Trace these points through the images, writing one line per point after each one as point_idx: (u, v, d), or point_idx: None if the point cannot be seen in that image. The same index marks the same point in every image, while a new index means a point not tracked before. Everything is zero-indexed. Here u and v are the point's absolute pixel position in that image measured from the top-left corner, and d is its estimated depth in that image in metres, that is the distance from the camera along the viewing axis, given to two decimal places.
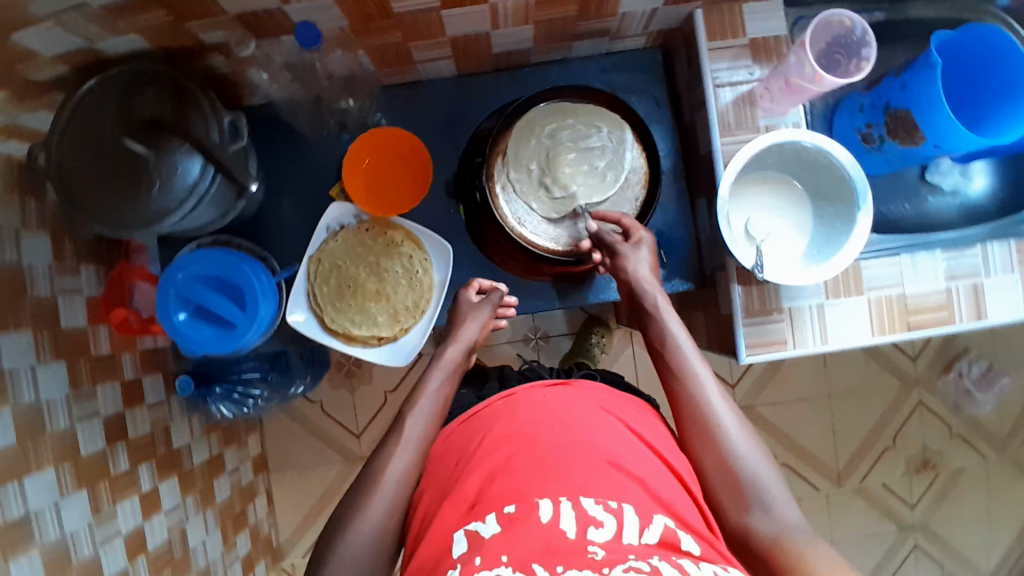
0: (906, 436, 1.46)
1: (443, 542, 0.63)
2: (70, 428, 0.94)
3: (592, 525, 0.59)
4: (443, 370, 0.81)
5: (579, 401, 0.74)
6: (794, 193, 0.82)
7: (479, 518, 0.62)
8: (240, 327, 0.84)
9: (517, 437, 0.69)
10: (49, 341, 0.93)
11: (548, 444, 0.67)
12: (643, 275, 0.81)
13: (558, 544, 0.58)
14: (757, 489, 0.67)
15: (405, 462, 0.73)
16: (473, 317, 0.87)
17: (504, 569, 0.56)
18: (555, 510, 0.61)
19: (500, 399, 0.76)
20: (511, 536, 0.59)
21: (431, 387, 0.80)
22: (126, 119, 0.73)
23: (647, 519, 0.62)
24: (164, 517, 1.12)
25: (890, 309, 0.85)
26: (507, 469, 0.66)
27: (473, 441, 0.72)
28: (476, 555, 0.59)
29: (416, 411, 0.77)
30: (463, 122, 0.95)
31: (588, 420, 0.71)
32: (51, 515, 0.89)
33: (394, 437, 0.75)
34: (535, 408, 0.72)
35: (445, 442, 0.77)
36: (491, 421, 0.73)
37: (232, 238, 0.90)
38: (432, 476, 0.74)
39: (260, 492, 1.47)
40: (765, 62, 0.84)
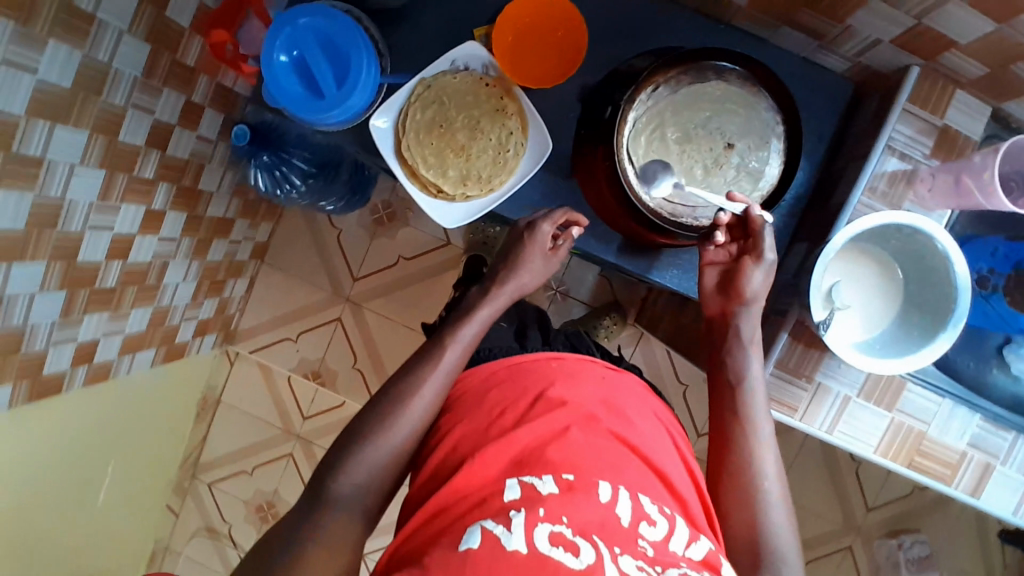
0: (819, 567, 1.45)
1: (492, 480, 0.65)
2: (120, 108, 0.90)
3: (646, 522, 0.61)
4: (495, 304, 0.82)
5: (640, 406, 0.77)
6: (891, 285, 0.78)
7: (536, 474, 0.64)
8: (325, 102, 0.81)
9: (580, 407, 0.72)
10: (149, 17, 0.90)
11: (604, 430, 0.70)
12: (758, 299, 0.78)
13: (612, 525, 0.59)
14: (780, 561, 0.68)
15: (433, 392, 0.74)
16: (543, 262, 0.85)
17: (564, 528, 0.57)
18: (613, 495, 0.63)
19: (551, 357, 0.79)
20: (572, 502, 0.60)
21: (481, 311, 0.81)
22: None
23: (694, 535, 0.63)
24: (155, 240, 1.13)
25: (903, 438, 0.83)
26: (563, 438, 0.68)
27: (527, 385, 0.74)
28: (537, 505, 0.59)
29: (462, 338, 0.78)
30: (633, 39, 0.89)
31: (650, 432, 0.74)
32: (62, 172, 0.84)
33: (430, 360, 0.75)
34: (596, 384, 0.76)
35: (488, 375, 0.78)
36: (547, 372, 0.76)
37: (362, 18, 0.85)
38: (468, 409, 0.75)
39: (246, 273, 1.49)
40: (943, 154, 0.79)
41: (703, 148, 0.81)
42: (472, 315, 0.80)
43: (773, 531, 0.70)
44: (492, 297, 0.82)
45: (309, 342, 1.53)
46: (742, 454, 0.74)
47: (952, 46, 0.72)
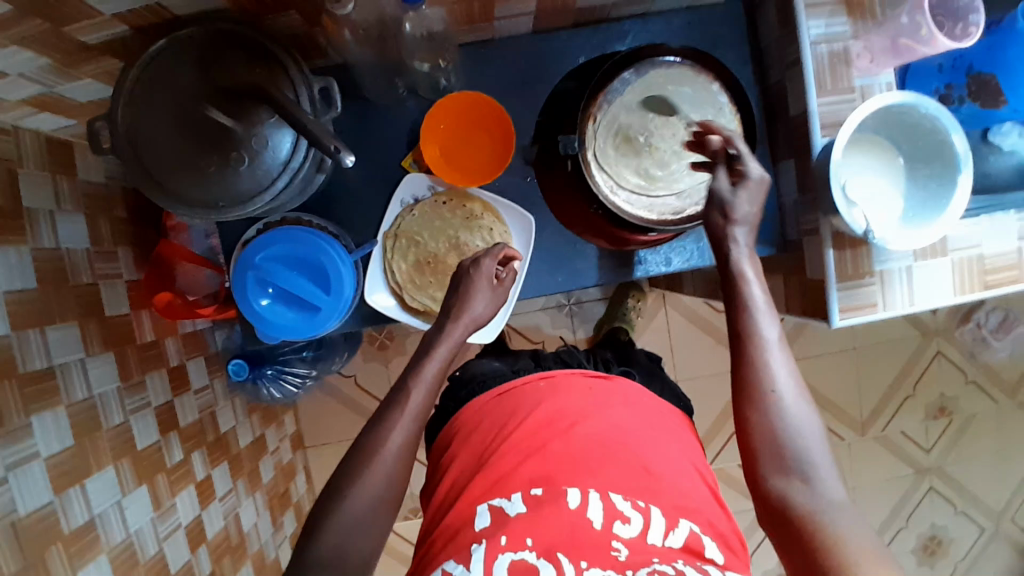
0: (925, 385, 1.51)
1: (468, 511, 0.71)
2: (125, 422, 0.93)
3: (620, 520, 0.67)
4: (450, 341, 0.75)
5: (628, 394, 0.80)
6: (893, 159, 0.81)
7: (506, 496, 0.70)
8: (324, 310, 0.78)
9: (560, 420, 0.76)
10: (96, 329, 0.90)
11: (584, 435, 0.74)
12: (740, 229, 0.74)
13: (583, 537, 0.66)
14: (805, 458, 0.66)
15: (406, 434, 0.71)
16: (485, 294, 0.78)
17: (528, 553, 0.65)
18: (583, 499, 0.68)
19: (540, 379, 0.83)
20: (540, 521, 0.67)
21: (438, 351, 0.75)
22: (208, 84, 0.66)
23: (672, 520, 0.68)
24: (219, 505, 1.11)
25: (970, 270, 0.87)
26: (541, 454, 0.72)
27: (510, 418, 0.78)
28: (501, 534, 0.67)
29: (425, 379, 0.74)
30: (539, 83, 0.89)
31: (631, 412, 0.78)
32: (115, 515, 0.88)
33: (397, 405, 0.72)
34: (580, 395, 0.79)
35: (476, 415, 0.82)
36: (533, 402, 0.79)
37: (304, 216, 0.84)
38: (465, 443, 0.80)
39: (299, 469, 1.44)
40: (860, 20, 0.80)
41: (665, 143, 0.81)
42: (429, 352, 0.75)
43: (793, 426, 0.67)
44: (446, 334, 0.75)
45: None
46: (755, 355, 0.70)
47: None
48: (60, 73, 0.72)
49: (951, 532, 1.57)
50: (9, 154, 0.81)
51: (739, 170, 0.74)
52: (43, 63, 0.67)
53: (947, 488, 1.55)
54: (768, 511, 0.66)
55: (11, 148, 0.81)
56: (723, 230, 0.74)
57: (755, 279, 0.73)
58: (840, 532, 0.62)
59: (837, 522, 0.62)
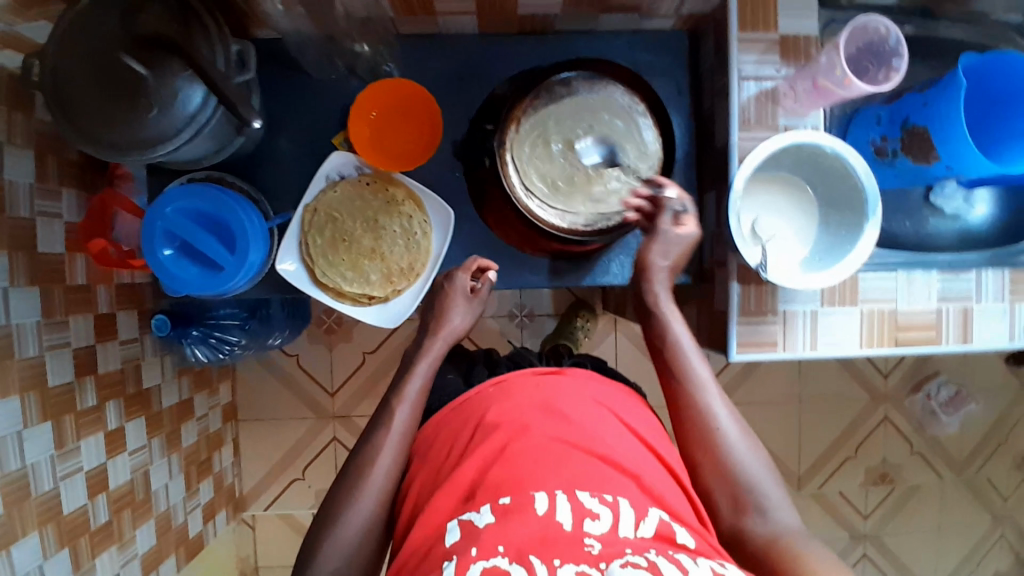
0: (869, 449, 1.48)
1: (437, 531, 0.66)
2: (39, 357, 0.95)
3: (589, 518, 0.62)
4: (429, 356, 0.82)
5: (578, 395, 0.77)
6: (806, 199, 0.82)
7: (474, 508, 0.65)
8: (227, 271, 0.80)
9: (512, 424, 0.73)
10: (24, 264, 0.93)
11: (541, 435, 0.71)
12: (659, 266, 0.79)
13: (554, 535, 0.61)
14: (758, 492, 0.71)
15: (391, 459, 0.75)
16: (466, 306, 0.85)
17: (501, 560, 0.58)
18: (550, 501, 0.63)
19: (492, 386, 0.81)
20: (507, 527, 0.61)
21: (418, 368, 0.81)
22: (127, 35, 0.67)
23: (641, 512, 0.65)
24: (128, 458, 1.12)
25: (880, 323, 0.86)
26: (503, 457, 0.69)
27: (465, 430, 0.76)
28: (472, 546, 0.60)
29: (409, 394, 0.79)
30: (475, 78, 0.90)
31: (594, 419, 0.75)
32: (13, 443, 0.89)
33: (382, 425, 0.77)
34: (531, 394, 0.77)
35: (433, 431, 0.81)
36: (485, 408, 0.77)
37: (225, 177, 0.85)
38: (425, 460, 0.78)
39: (226, 441, 1.45)
40: (793, 62, 0.83)
41: (584, 154, 0.82)
42: (410, 371, 0.81)
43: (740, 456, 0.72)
44: (426, 351, 0.82)
45: (317, 473, 1.51)
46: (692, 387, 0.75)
47: None
48: None
49: None
50: None
51: (659, 204, 0.79)
52: None
53: (881, 559, 1.50)
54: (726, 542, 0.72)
55: None
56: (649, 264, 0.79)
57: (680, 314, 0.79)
58: (801, 548, 0.66)
59: (794, 544, 0.67)
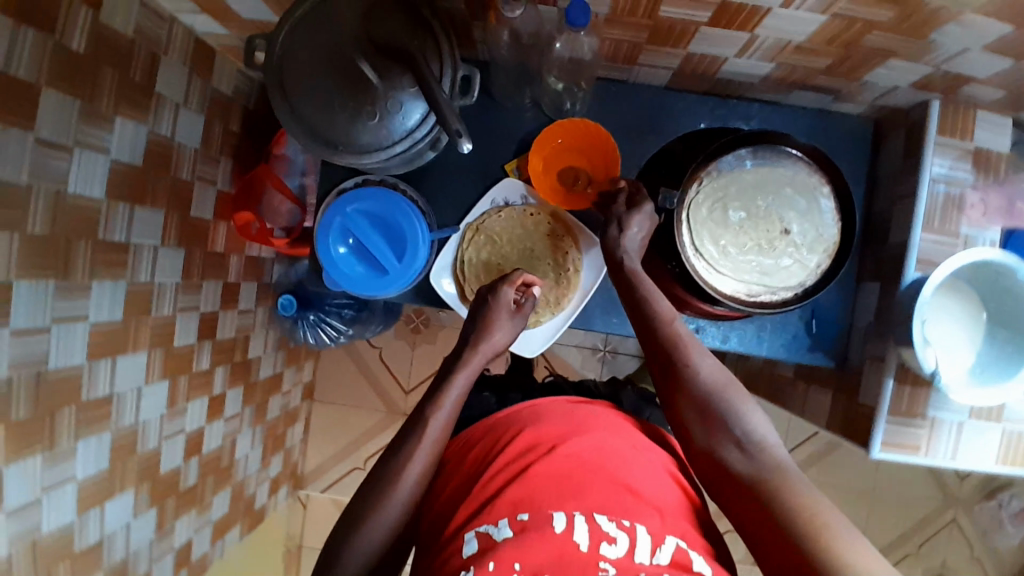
0: (930, 549, 1.46)
1: (454, 540, 0.66)
2: (171, 317, 0.96)
3: (606, 541, 0.62)
4: (469, 368, 0.77)
5: (609, 428, 0.76)
6: (977, 311, 0.80)
7: (492, 521, 0.65)
8: (391, 276, 0.81)
9: (542, 446, 0.72)
10: (176, 224, 0.95)
11: (567, 456, 0.70)
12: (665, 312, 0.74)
13: (570, 554, 0.61)
14: (758, 445, 0.66)
15: (423, 463, 0.70)
16: (509, 321, 0.81)
17: None
18: (569, 522, 0.64)
19: (525, 407, 0.81)
20: (525, 545, 0.62)
21: (456, 382, 0.76)
22: (366, 41, 0.68)
23: (659, 539, 0.64)
24: (223, 424, 1.14)
25: (1019, 445, 0.84)
26: (525, 472, 0.68)
27: (495, 441, 0.76)
28: (489, 559, 0.61)
29: (449, 400, 0.74)
30: (658, 130, 0.90)
31: (616, 444, 0.74)
32: (132, 399, 0.91)
33: (415, 431, 0.72)
34: (564, 418, 0.77)
35: (466, 442, 0.80)
36: (520, 424, 0.77)
37: (400, 184, 0.87)
38: (451, 467, 0.77)
39: (300, 417, 1.47)
40: (984, 173, 0.81)
41: (761, 225, 0.81)
42: (449, 380, 0.76)
43: (743, 422, 0.67)
44: (465, 362, 0.77)
45: None
46: (685, 367, 0.70)
47: (969, 82, 0.74)
48: None
49: None
50: (160, 42, 0.86)
51: (636, 202, 0.80)
52: None
53: None
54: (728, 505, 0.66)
55: (161, 36, 0.86)
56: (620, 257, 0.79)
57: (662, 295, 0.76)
58: (798, 499, 0.61)
59: (792, 485, 0.62)
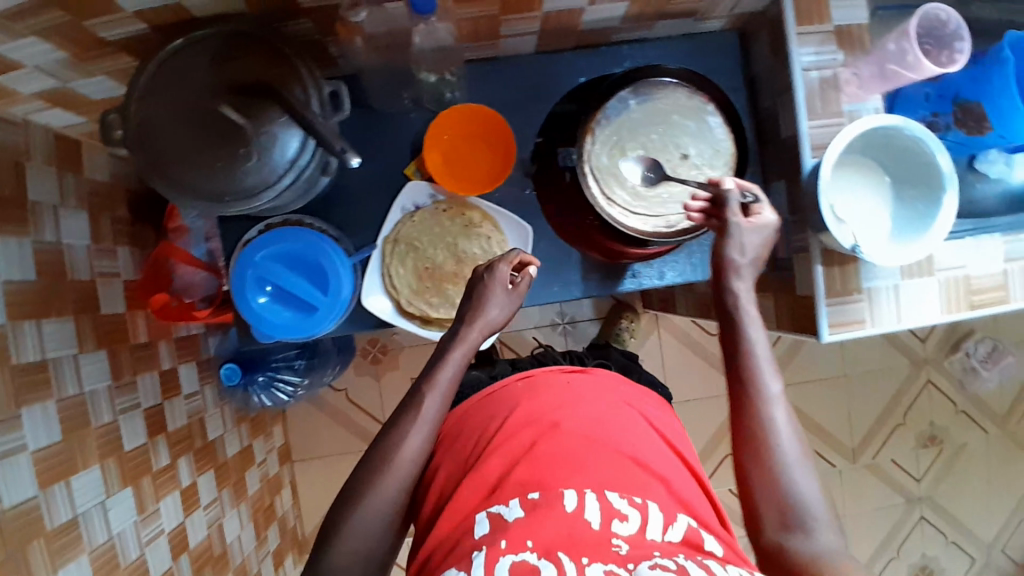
0: (916, 412, 1.52)
1: (465, 522, 0.69)
2: (113, 422, 0.91)
3: (617, 518, 0.65)
4: (465, 346, 0.76)
5: (609, 398, 0.81)
6: (879, 178, 0.84)
7: (502, 502, 0.68)
8: (320, 311, 0.79)
9: (542, 420, 0.77)
10: (90, 327, 0.90)
11: (569, 433, 0.75)
12: (737, 263, 0.76)
13: (581, 534, 0.63)
14: (807, 512, 0.67)
15: (422, 440, 0.72)
16: (504, 299, 0.79)
17: (529, 554, 0.61)
18: (579, 501, 0.67)
19: (518, 381, 0.84)
20: (536, 522, 0.64)
21: (443, 374, 0.75)
22: (222, 85, 0.67)
23: (670, 517, 0.68)
24: (203, 514, 1.09)
25: (956, 289, 0.89)
26: (529, 455, 0.72)
27: (492, 424, 0.79)
28: (501, 538, 0.64)
29: (440, 384, 0.74)
30: (542, 99, 0.91)
31: (622, 419, 0.79)
32: (99, 516, 0.86)
33: (411, 412, 0.72)
34: (561, 393, 0.80)
35: (459, 423, 0.84)
36: (511, 403, 0.80)
37: (304, 218, 0.85)
38: (451, 450, 0.81)
39: (285, 483, 1.42)
40: (850, 51, 0.84)
41: (661, 158, 0.84)
42: (442, 359, 0.75)
43: (797, 485, 0.68)
44: (460, 339, 0.77)
45: None
46: (764, 410, 0.71)
47: None
48: (75, 67, 0.75)
49: (944, 563, 1.55)
50: (16, 148, 0.82)
51: (751, 212, 0.77)
52: (59, 56, 0.70)
53: (939, 519, 1.54)
54: (767, 560, 0.68)
55: (16, 143, 0.82)
56: (733, 265, 0.76)
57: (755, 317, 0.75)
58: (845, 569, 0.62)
59: (836, 567, 0.63)
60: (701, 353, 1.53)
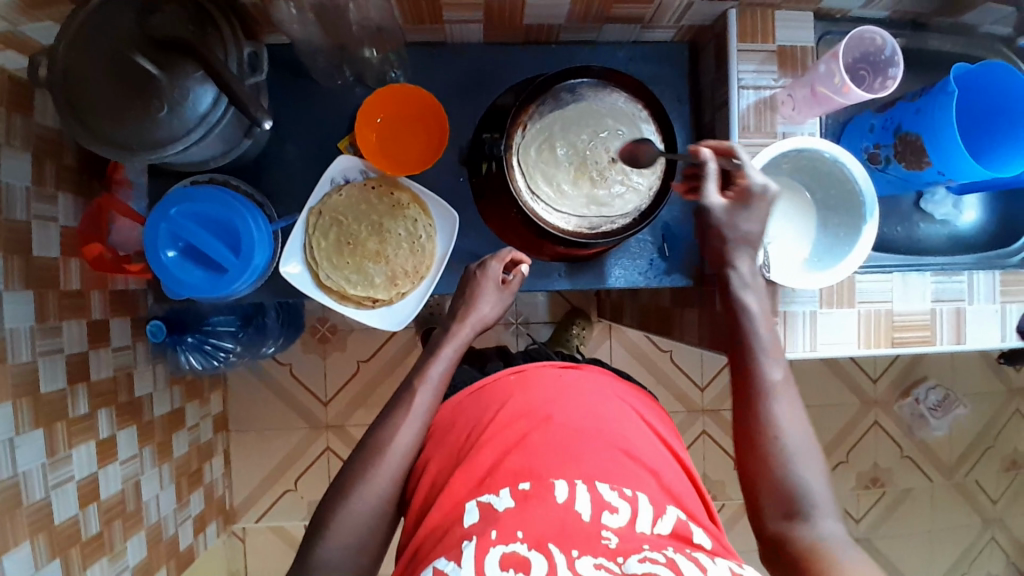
0: (860, 452, 1.50)
1: (455, 511, 0.69)
2: (32, 362, 0.92)
3: (607, 510, 0.66)
4: (456, 341, 0.81)
5: (603, 395, 0.80)
6: (804, 202, 0.84)
7: (492, 491, 0.68)
8: (231, 273, 0.80)
9: (536, 411, 0.76)
10: (18, 265, 0.90)
11: (561, 426, 0.74)
12: (755, 310, 0.76)
13: (572, 527, 0.64)
14: (808, 503, 0.68)
15: (412, 434, 0.76)
16: (496, 295, 0.84)
17: (520, 545, 0.63)
18: (570, 492, 0.67)
19: (511, 373, 0.82)
20: (527, 513, 0.65)
21: (433, 371, 0.79)
22: (142, 36, 0.68)
23: (659, 510, 0.69)
24: (120, 467, 1.09)
25: (877, 324, 0.88)
26: (523, 445, 0.72)
27: (485, 414, 0.77)
28: (492, 529, 0.64)
29: (432, 378, 0.78)
30: (486, 89, 0.92)
31: (614, 416, 0.77)
32: (5, 451, 0.86)
33: (401, 407, 0.76)
34: (554, 387, 0.79)
35: (452, 412, 0.81)
36: (503, 397, 0.78)
37: (229, 180, 0.86)
38: (437, 447, 0.78)
39: (218, 451, 1.43)
40: (789, 72, 0.85)
41: (589, 160, 0.84)
42: (435, 354, 0.80)
43: (798, 478, 0.69)
44: (452, 335, 0.81)
45: (309, 483, 1.49)
46: (766, 409, 0.72)
47: None
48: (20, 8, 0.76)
49: None
50: None
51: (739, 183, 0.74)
52: None
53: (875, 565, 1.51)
54: (767, 544, 0.70)
55: None
56: (727, 252, 0.76)
57: (755, 314, 0.76)
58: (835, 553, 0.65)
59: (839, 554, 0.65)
60: (649, 368, 1.52)
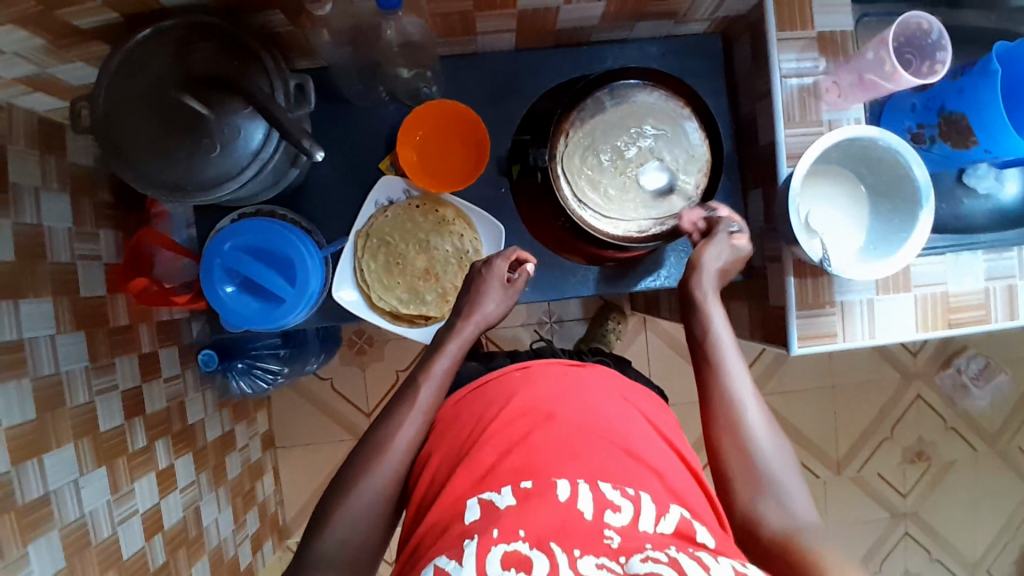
0: (903, 426, 1.50)
1: (456, 506, 0.64)
2: (89, 403, 0.92)
3: (610, 509, 0.60)
4: (461, 337, 0.80)
5: (605, 391, 0.76)
6: (856, 192, 0.83)
7: (495, 489, 0.63)
8: (287, 303, 0.80)
9: (537, 411, 0.71)
10: (68, 307, 0.91)
11: (565, 423, 0.70)
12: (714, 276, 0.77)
13: (574, 524, 0.58)
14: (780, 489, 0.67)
15: (415, 429, 0.74)
16: (499, 293, 0.82)
17: (521, 544, 0.56)
18: (572, 491, 0.62)
19: (516, 368, 0.78)
20: (527, 510, 0.60)
21: (437, 368, 0.77)
22: (187, 75, 0.68)
23: (661, 509, 0.63)
24: (179, 496, 1.10)
25: (933, 306, 0.87)
26: (524, 445, 0.67)
27: (488, 410, 0.73)
28: (493, 526, 0.58)
29: (437, 372, 0.77)
30: (519, 96, 0.91)
31: (616, 411, 0.73)
32: (71, 494, 0.86)
33: (405, 403, 0.75)
34: (559, 384, 0.75)
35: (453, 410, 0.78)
36: (507, 392, 0.74)
37: (275, 209, 0.86)
38: (442, 438, 0.75)
39: (267, 469, 1.45)
40: (830, 57, 0.83)
41: (633, 164, 0.83)
42: (440, 349, 0.79)
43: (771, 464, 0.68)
44: (457, 332, 0.80)
45: None
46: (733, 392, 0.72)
47: None
48: (54, 55, 0.76)
49: None
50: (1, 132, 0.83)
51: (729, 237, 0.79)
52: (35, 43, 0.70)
53: (923, 536, 1.52)
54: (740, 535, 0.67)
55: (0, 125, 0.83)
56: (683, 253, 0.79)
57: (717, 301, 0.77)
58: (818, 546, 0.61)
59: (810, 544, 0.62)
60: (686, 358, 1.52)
